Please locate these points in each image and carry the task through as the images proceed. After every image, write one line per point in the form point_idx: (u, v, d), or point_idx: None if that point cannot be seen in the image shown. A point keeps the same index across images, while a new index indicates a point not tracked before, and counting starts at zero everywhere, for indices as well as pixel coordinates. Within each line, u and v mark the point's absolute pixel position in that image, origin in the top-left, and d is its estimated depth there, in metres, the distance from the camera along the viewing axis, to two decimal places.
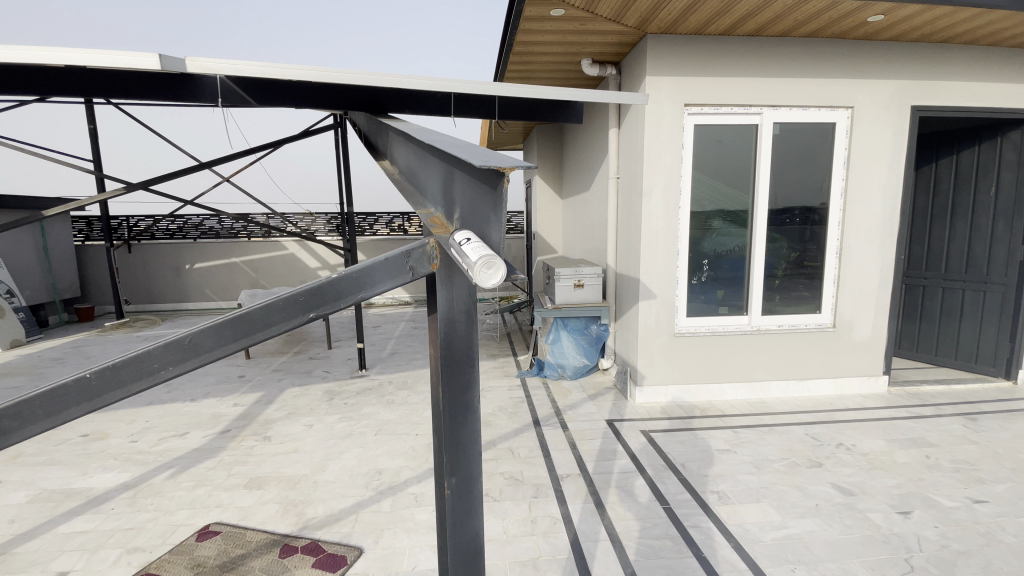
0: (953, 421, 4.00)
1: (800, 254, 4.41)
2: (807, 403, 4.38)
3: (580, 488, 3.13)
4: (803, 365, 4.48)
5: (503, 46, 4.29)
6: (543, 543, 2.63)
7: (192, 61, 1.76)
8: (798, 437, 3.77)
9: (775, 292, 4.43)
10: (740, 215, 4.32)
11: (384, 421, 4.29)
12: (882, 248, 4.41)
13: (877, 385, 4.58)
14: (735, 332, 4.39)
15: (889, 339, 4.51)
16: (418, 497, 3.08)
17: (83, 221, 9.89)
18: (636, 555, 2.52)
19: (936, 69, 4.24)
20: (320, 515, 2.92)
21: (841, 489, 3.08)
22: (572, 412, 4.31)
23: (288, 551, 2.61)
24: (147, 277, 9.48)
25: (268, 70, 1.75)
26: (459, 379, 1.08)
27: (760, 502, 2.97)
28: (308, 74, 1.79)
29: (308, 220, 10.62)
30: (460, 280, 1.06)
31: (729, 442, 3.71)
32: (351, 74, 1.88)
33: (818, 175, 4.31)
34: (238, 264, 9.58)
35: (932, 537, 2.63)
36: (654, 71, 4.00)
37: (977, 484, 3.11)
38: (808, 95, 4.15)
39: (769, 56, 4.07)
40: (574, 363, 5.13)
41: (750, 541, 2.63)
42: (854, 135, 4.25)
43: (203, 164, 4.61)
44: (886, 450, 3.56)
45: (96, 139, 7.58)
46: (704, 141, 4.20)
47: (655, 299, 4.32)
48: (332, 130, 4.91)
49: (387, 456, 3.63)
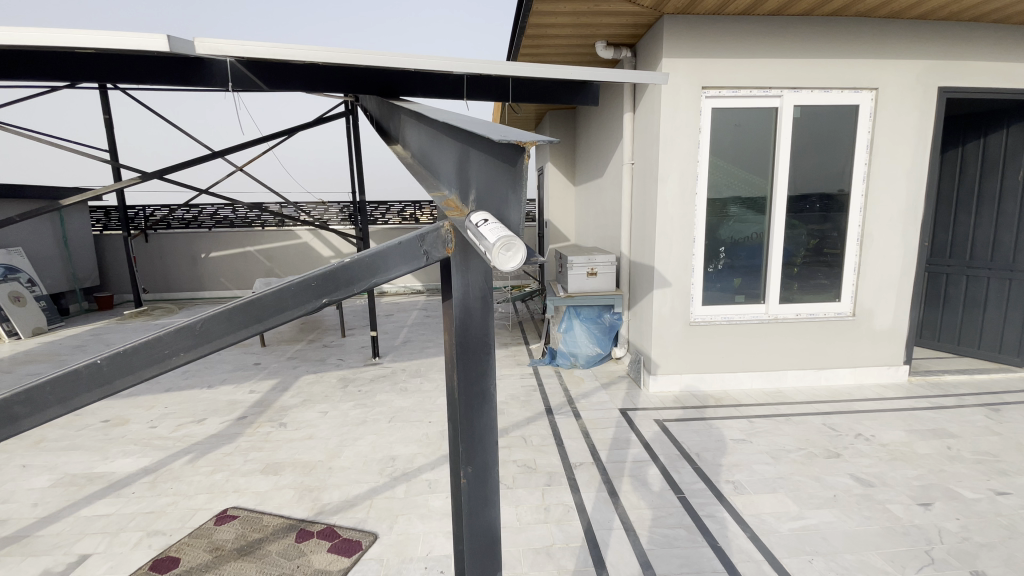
0: (975, 412, 3.91)
1: (819, 241, 4.30)
2: (826, 393, 4.30)
3: (593, 477, 3.11)
4: (820, 354, 4.40)
5: (515, 30, 4.22)
6: (556, 530, 2.62)
7: (202, 42, 1.72)
8: (816, 427, 3.71)
9: (793, 281, 4.33)
10: (758, 201, 4.23)
11: (397, 408, 4.31)
12: (905, 235, 4.29)
13: (897, 375, 4.48)
14: (752, 321, 4.31)
15: (910, 328, 4.42)
16: (431, 484, 3.08)
17: (101, 211, 10.02)
18: (650, 544, 2.50)
19: (966, 50, 4.07)
20: (335, 501, 2.94)
21: (860, 480, 3.03)
22: (585, 401, 4.29)
23: (304, 535, 2.64)
24: (163, 266, 9.61)
25: (278, 53, 1.71)
26: (475, 366, 1.06)
27: (777, 492, 2.92)
28: (318, 56, 1.74)
29: (321, 209, 10.67)
30: (475, 264, 1.04)
31: (744, 431, 3.66)
32: (360, 56, 1.81)
33: (839, 159, 4.19)
34: (252, 253, 9.66)
35: (953, 529, 2.57)
36: (670, 52, 3.90)
37: (1000, 476, 3.03)
38: (830, 77, 4.02)
39: (789, 37, 3.94)
40: (586, 352, 5.10)
41: (765, 531, 2.59)
42: (877, 118, 4.11)
43: (216, 152, 4.63)
44: (906, 441, 3.48)
45: (112, 129, 7.66)
46: (721, 125, 4.09)
47: (670, 288, 4.25)
48: (344, 118, 4.90)
49: (400, 443, 3.64)
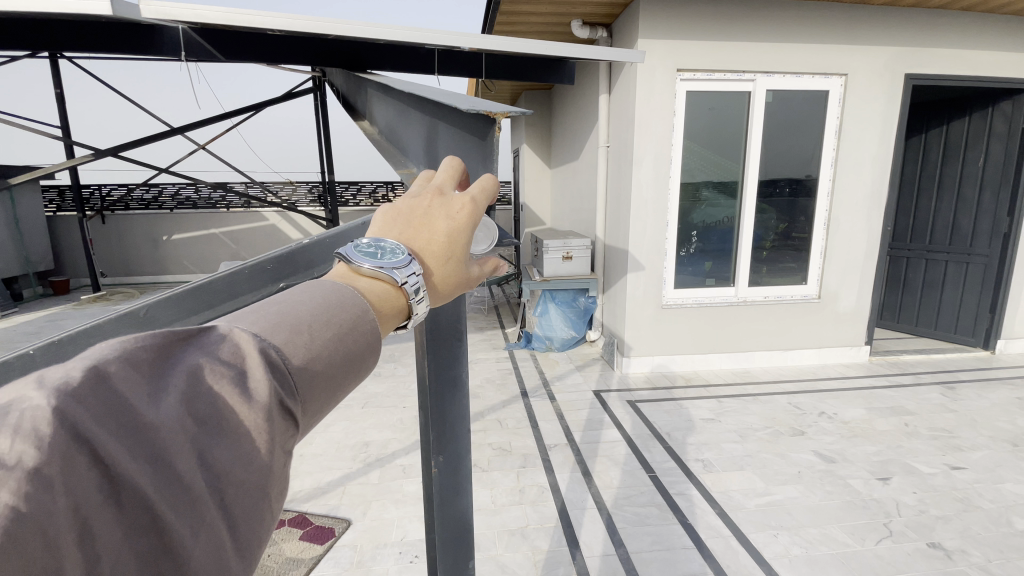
0: (931, 390, 4.09)
1: (787, 225, 4.39)
2: (791, 373, 4.43)
3: (567, 458, 3.14)
4: (787, 335, 4.51)
5: (489, 5, 4.10)
6: (530, 512, 2.64)
7: (148, 7, 1.59)
8: (782, 406, 3.82)
9: (763, 264, 4.42)
10: (729, 186, 4.27)
11: (370, 393, 4.25)
12: (869, 219, 4.40)
13: (859, 355, 4.64)
14: (723, 303, 4.38)
15: (872, 309, 4.56)
16: (405, 469, 3.06)
17: (52, 191, 9.49)
18: (622, 522, 2.54)
19: (932, 37, 4.16)
20: (307, 488, 2.89)
21: (823, 456, 3.14)
22: (559, 383, 4.32)
23: (275, 524, 2.59)
24: (122, 249, 9.20)
25: (237, 19, 1.60)
26: (445, 354, 1.03)
27: (745, 470, 3.00)
28: (280, 24, 1.63)
29: (290, 190, 10.36)
30: None
31: (714, 411, 3.74)
32: (325, 24, 1.69)
33: (809, 145, 4.25)
34: (218, 235, 9.33)
35: (911, 503, 2.69)
36: (646, 34, 3.86)
37: (954, 451, 3.18)
38: (802, 61, 4.05)
39: (763, 21, 3.94)
40: (561, 335, 5.12)
41: (734, 507, 2.67)
42: (846, 103, 4.17)
43: (175, 129, 4.40)
44: (866, 418, 3.62)
45: (60, 103, 7.21)
46: (696, 108, 4.09)
47: (643, 271, 4.28)
48: (310, 93, 4.71)
49: (374, 428, 3.60)
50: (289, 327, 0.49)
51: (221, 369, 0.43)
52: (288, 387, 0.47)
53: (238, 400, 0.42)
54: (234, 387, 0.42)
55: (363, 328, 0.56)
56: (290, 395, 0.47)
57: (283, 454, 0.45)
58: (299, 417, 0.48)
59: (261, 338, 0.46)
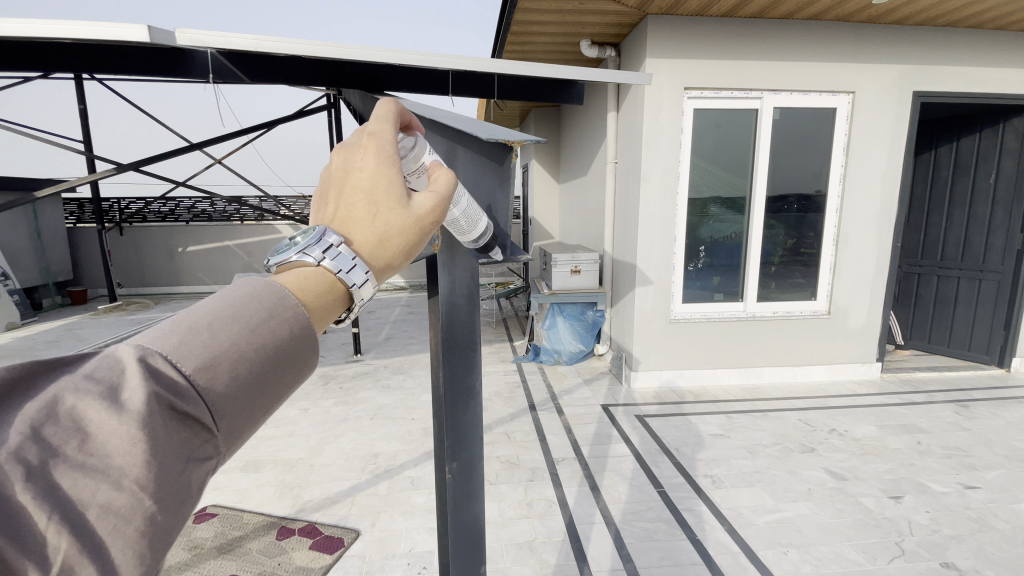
0: (943, 408, 4.06)
1: (796, 241, 4.41)
2: (801, 389, 4.41)
3: (575, 472, 3.15)
4: (796, 351, 4.50)
5: (500, 26, 4.22)
6: (539, 525, 2.64)
7: (182, 34, 1.69)
8: (792, 423, 3.80)
9: (772, 279, 4.43)
10: (737, 201, 4.31)
11: (379, 405, 4.29)
12: (879, 236, 4.41)
13: (870, 372, 4.61)
14: (732, 319, 4.39)
15: (882, 326, 4.54)
16: (413, 481, 3.09)
17: (72, 203, 9.73)
18: (631, 537, 2.54)
19: (938, 56, 4.20)
20: (317, 498, 2.92)
21: (833, 473, 3.12)
22: (567, 397, 4.33)
23: (285, 533, 2.62)
24: (138, 260, 9.38)
25: (265, 46, 1.69)
26: (460, 364, 1.07)
27: (755, 486, 2.99)
28: (304, 50, 1.72)
29: (302, 203, 10.54)
30: (462, 261, 1.04)
31: (723, 427, 3.73)
32: (347, 50, 1.78)
33: (817, 161, 4.29)
34: (231, 247, 9.50)
35: (922, 522, 2.67)
36: (655, 53, 3.94)
37: (967, 469, 3.15)
38: (809, 79, 4.11)
39: (770, 40, 4.01)
40: (569, 349, 5.14)
41: (743, 523, 2.66)
42: (854, 120, 4.20)
43: (194, 144, 4.54)
44: (877, 436, 3.59)
45: (83, 118, 7.45)
46: (704, 125, 4.15)
47: (652, 286, 4.31)
48: (325, 110, 4.84)
49: (383, 440, 3.63)
50: (182, 330, 0.43)
51: (95, 382, 0.40)
52: (179, 397, 0.41)
53: (104, 418, 0.38)
54: (102, 403, 0.38)
55: (295, 307, 0.50)
56: (198, 399, 0.42)
57: (184, 460, 0.41)
58: (207, 423, 0.43)
59: (148, 342, 0.43)
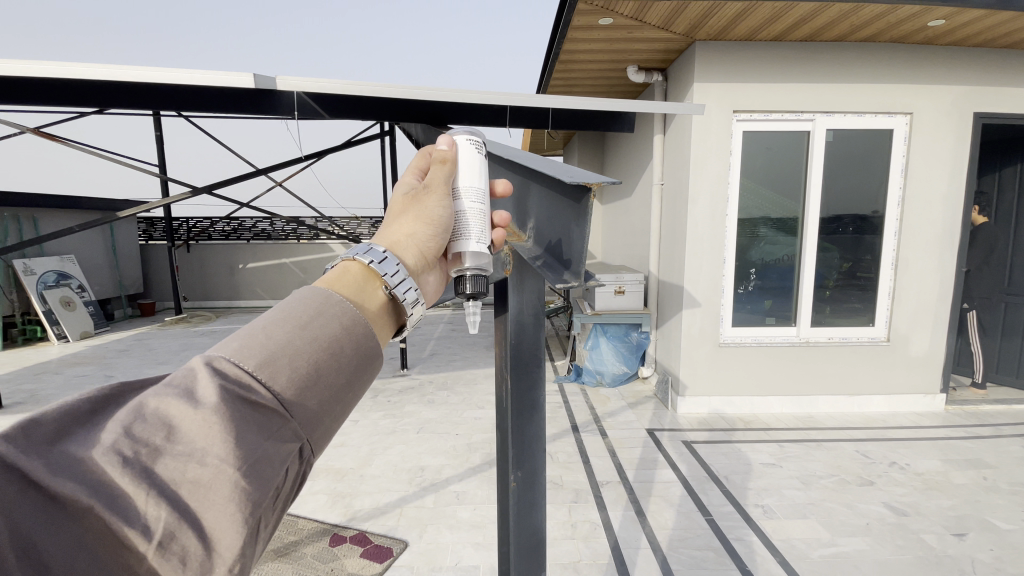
0: (1017, 443, 3.80)
1: (852, 264, 4.28)
2: (858, 420, 4.23)
3: (619, 495, 3.14)
4: (853, 379, 4.33)
5: (549, 55, 4.38)
6: (583, 547, 2.66)
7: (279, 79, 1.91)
8: (847, 454, 3.66)
9: (826, 303, 4.31)
10: (788, 223, 4.24)
11: (425, 420, 4.41)
12: (941, 260, 4.23)
13: (934, 403, 4.38)
14: (783, 343, 4.29)
15: (947, 355, 4.32)
16: (459, 495, 3.16)
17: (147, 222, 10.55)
18: (676, 564, 2.52)
19: (1004, 75, 4.05)
20: (367, 508, 3.04)
21: (894, 508, 2.98)
22: (611, 419, 4.32)
23: (337, 540, 2.74)
24: (203, 275, 10.03)
25: (346, 87, 1.88)
26: (526, 379, 1.15)
27: (807, 518, 2.90)
28: (380, 91, 1.90)
29: (354, 223, 11.02)
30: (530, 284, 1.15)
31: (774, 456, 3.63)
32: (417, 91, 1.95)
33: (873, 183, 4.18)
34: (287, 265, 10.02)
35: (987, 560, 2.52)
36: (702, 78, 3.99)
37: None
38: (863, 101, 4.04)
39: (821, 63, 3.99)
40: (613, 371, 5.14)
41: (795, 556, 2.58)
42: (912, 141, 4.09)
43: (263, 169, 4.89)
44: (942, 471, 3.40)
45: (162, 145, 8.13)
46: (752, 148, 4.14)
47: (699, 308, 4.27)
48: (382, 137, 5.13)
49: (430, 454, 3.74)
50: (242, 340, 0.56)
51: (174, 390, 0.51)
52: (245, 387, 0.52)
53: (187, 404, 0.49)
54: (185, 401, 0.50)
55: (333, 312, 0.61)
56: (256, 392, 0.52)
57: (261, 436, 0.51)
58: (281, 410, 0.53)
59: (214, 358, 0.54)
